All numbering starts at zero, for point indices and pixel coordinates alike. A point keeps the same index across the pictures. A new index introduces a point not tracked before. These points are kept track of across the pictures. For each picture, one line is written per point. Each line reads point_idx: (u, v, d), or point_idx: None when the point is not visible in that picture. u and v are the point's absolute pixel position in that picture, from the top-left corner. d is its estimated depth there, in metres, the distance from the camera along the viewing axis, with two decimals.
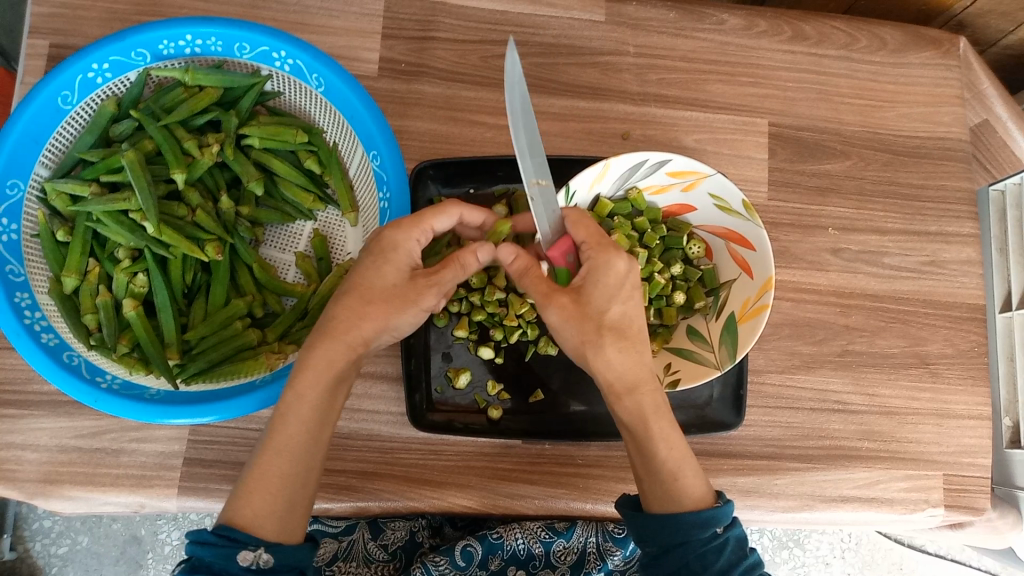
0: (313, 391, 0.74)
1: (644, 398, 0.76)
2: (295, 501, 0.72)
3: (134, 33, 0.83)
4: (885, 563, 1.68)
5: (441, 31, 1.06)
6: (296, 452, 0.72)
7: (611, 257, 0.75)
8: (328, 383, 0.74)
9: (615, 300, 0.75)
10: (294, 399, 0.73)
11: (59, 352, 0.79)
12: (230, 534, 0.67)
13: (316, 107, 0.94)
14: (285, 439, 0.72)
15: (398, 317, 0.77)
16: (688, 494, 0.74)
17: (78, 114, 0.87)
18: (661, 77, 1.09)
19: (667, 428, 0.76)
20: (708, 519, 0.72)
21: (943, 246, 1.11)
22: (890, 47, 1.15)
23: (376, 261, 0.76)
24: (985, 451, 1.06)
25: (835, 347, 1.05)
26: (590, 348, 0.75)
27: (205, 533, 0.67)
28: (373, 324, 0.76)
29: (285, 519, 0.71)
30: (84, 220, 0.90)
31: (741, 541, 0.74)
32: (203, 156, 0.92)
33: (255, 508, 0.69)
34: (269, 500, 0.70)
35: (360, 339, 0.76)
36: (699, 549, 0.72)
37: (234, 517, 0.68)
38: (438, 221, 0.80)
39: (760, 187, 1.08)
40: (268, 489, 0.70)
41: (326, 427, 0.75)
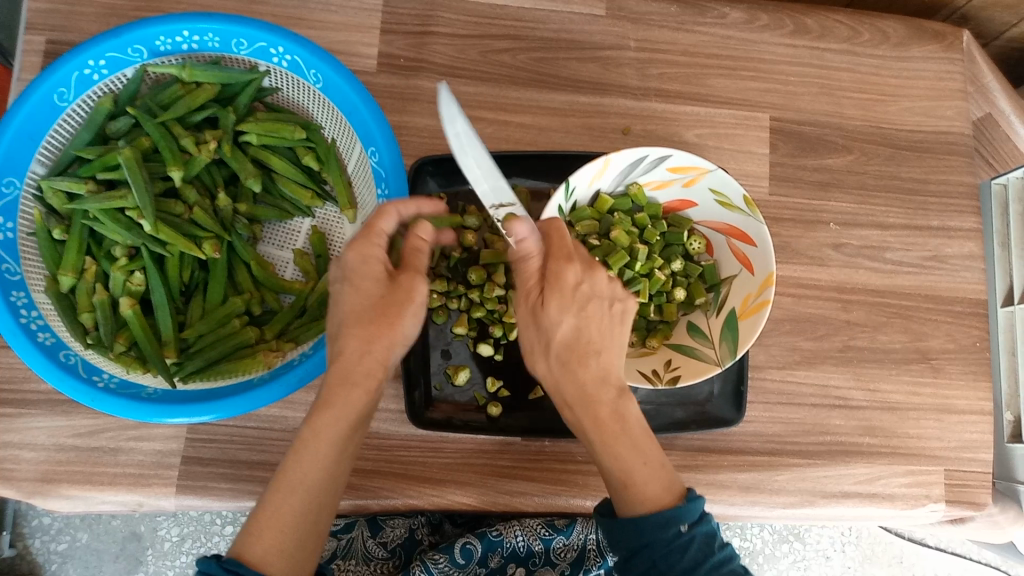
0: (332, 427, 0.70)
1: (591, 410, 0.74)
2: (307, 538, 0.68)
3: (130, 29, 0.82)
4: (885, 556, 1.68)
5: (440, 26, 1.05)
6: (309, 488, 0.68)
7: (560, 269, 0.75)
8: (350, 422, 0.70)
9: (562, 312, 0.74)
10: (311, 435, 0.69)
11: (56, 352, 0.78)
12: (238, 571, 0.63)
13: (313, 103, 0.93)
14: (297, 476, 0.68)
15: (405, 321, 0.73)
16: (642, 501, 0.71)
17: (74, 111, 0.86)
18: (663, 71, 1.08)
19: (614, 438, 0.73)
20: (669, 518, 0.69)
21: (945, 240, 1.11)
22: (892, 41, 1.14)
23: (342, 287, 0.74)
24: (986, 446, 1.06)
25: (836, 342, 1.05)
26: (538, 356, 0.77)
27: (207, 564, 0.63)
28: (383, 341, 0.72)
29: (297, 559, 0.67)
30: (80, 218, 0.89)
31: (710, 539, 0.70)
32: (200, 154, 0.91)
33: (265, 546, 0.65)
34: (280, 537, 0.66)
35: (379, 364, 0.72)
36: (663, 549, 0.69)
37: (244, 552, 0.64)
38: (388, 225, 0.76)
39: (761, 182, 1.07)
40: (279, 525, 0.66)
41: (346, 461, 0.72)
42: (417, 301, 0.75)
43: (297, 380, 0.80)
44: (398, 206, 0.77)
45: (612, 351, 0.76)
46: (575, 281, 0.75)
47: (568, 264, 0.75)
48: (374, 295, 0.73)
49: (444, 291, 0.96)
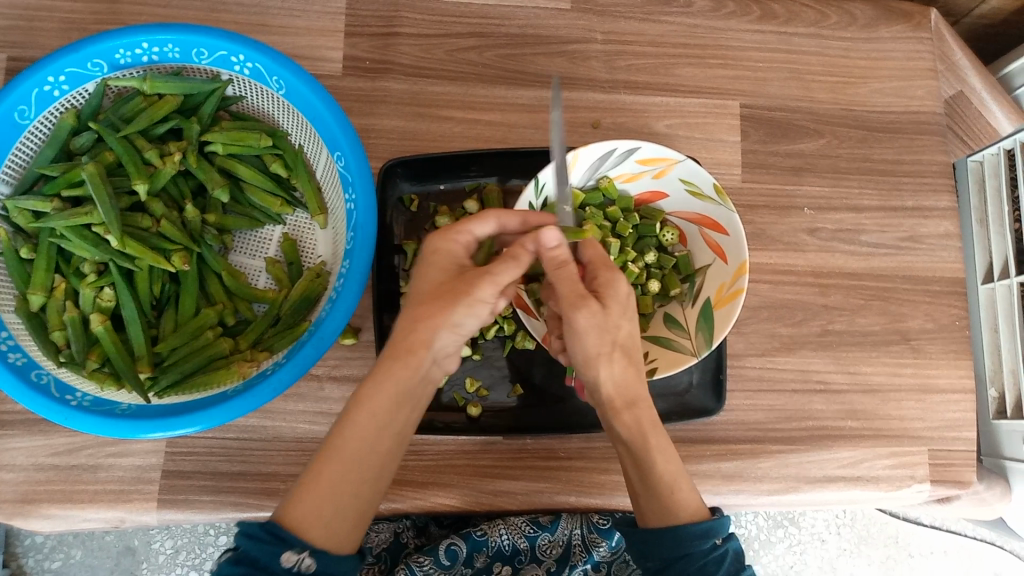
0: (379, 400, 0.73)
1: (641, 411, 0.80)
2: (345, 510, 0.70)
3: (89, 43, 0.82)
4: (880, 537, 1.68)
5: (404, 26, 1.05)
6: (351, 460, 0.72)
7: (616, 277, 0.79)
8: (394, 397, 0.74)
9: (626, 317, 0.78)
10: (358, 406, 0.73)
11: (28, 371, 0.78)
12: (278, 533, 0.66)
13: (278, 109, 0.93)
14: (341, 447, 0.72)
15: (454, 310, 0.74)
16: (684, 507, 0.77)
17: (36, 129, 0.85)
18: (630, 63, 1.08)
19: (662, 440, 0.79)
20: (707, 531, 0.75)
21: (920, 220, 1.10)
22: (860, 23, 1.14)
23: (420, 268, 0.79)
24: (969, 424, 1.06)
25: (815, 327, 1.05)
26: (603, 360, 0.77)
27: (253, 527, 0.66)
28: (430, 323, 0.74)
29: (333, 527, 0.69)
30: (48, 235, 0.88)
31: (738, 555, 0.77)
32: (165, 166, 0.91)
33: (303, 511, 0.68)
34: (318, 503, 0.69)
35: (420, 343, 0.75)
36: (701, 560, 0.74)
37: (285, 517, 0.68)
38: (477, 228, 0.80)
39: (734, 170, 1.07)
40: (319, 492, 0.69)
41: (390, 438, 0.74)
42: (478, 298, 0.75)
43: (270, 391, 0.80)
44: (499, 213, 0.80)
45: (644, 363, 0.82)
46: (629, 291, 0.79)
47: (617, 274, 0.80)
48: (434, 281, 0.77)
49: None
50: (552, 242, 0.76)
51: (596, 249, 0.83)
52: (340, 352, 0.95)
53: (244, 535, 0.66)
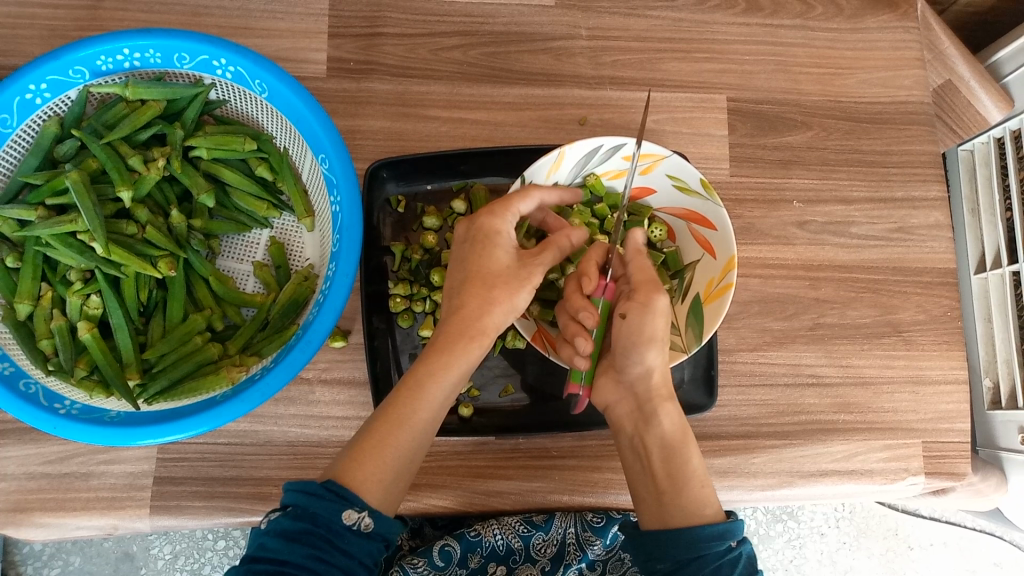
0: (447, 372, 0.75)
1: (677, 409, 0.86)
2: (400, 474, 0.73)
3: (68, 51, 0.81)
4: (880, 529, 1.68)
5: (388, 27, 1.04)
6: (415, 428, 0.74)
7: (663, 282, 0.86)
8: (461, 371, 0.76)
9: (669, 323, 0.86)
10: (428, 375, 0.75)
11: (15, 381, 0.78)
12: (344, 492, 0.67)
13: (261, 112, 0.93)
14: (410, 414, 0.73)
15: (519, 297, 0.78)
16: (712, 502, 0.80)
17: (20, 136, 0.86)
18: (616, 59, 1.07)
19: (692, 439, 0.85)
20: (723, 532, 0.76)
21: (910, 211, 1.10)
22: (847, 13, 1.13)
23: (483, 247, 0.79)
24: (963, 415, 1.05)
25: (806, 321, 1.04)
26: (656, 352, 0.82)
27: (314, 484, 0.67)
28: (500, 306, 0.77)
29: (387, 490, 0.71)
30: (33, 244, 0.88)
31: (750, 561, 0.78)
32: (149, 172, 0.90)
33: (367, 472, 0.70)
34: (381, 466, 0.71)
35: (490, 326, 0.78)
36: (715, 562, 0.75)
37: (345, 475, 0.69)
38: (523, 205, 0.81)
39: (722, 164, 1.06)
40: (382, 454, 0.71)
41: (445, 410, 0.77)
42: (535, 285, 0.79)
43: (258, 397, 0.80)
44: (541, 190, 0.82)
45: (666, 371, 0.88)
46: None
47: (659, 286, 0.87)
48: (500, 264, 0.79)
49: (407, 295, 0.96)
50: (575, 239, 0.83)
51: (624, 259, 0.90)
52: (329, 355, 0.95)
53: (302, 491, 0.67)
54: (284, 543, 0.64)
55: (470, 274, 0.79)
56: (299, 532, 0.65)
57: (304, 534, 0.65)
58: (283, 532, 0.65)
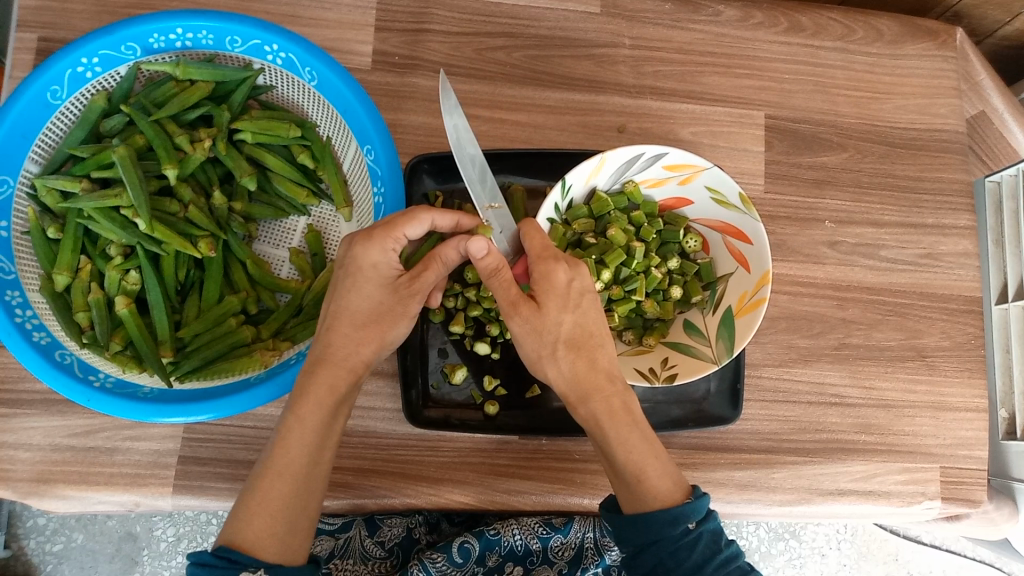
0: (316, 415, 0.75)
1: (598, 403, 0.78)
2: (296, 523, 0.73)
3: (124, 26, 0.82)
4: (880, 553, 1.69)
5: (434, 24, 1.05)
6: (295, 474, 0.74)
7: (551, 270, 0.78)
8: (328, 410, 0.76)
9: (566, 310, 0.78)
10: (295, 423, 0.75)
11: (52, 351, 0.78)
12: (232, 556, 0.67)
13: (308, 100, 0.93)
14: (283, 464, 0.73)
15: (393, 330, 0.80)
16: (650, 494, 0.76)
17: (67, 109, 0.85)
18: (658, 69, 1.08)
19: (623, 431, 0.78)
20: (677, 517, 0.73)
21: (940, 238, 1.11)
22: (886, 39, 1.15)
23: (355, 282, 0.77)
24: (982, 443, 1.06)
25: (832, 340, 1.05)
26: (546, 361, 0.79)
27: (204, 555, 0.67)
28: (370, 344, 0.79)
29: (288, 541, 0.72)
30: (76, 216, 0.89)
31: (716, 533, 0.75)
32: (195, 152, 0.91)
33: (257, 530, 0.70)
34: (270, 522, 0.71)
35: (361, 363, 0.79)
36: (672, 545, 0.73)
37: (237, 540, 0.69)
38: (411, 230, 0.77)
39: (756, 179, 1.07)
40: (269, 511, 0.71)
41: (326, 447, 0.77)
42: (409, 316, 0.81)
43: (296, 378, 0.80)
44: (433, 214, 0.78)
45: (609, 343, 0.81)
46: (569, 278, 0.79)
47: (557, 264, 0.78)
48: (373, 300, 0.78)
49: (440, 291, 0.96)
50: (479, 253, 0.76)
51: (539, 238, 0.81)
52: None
53: (195, 564, 0.67)
54: None
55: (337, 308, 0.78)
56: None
57: None
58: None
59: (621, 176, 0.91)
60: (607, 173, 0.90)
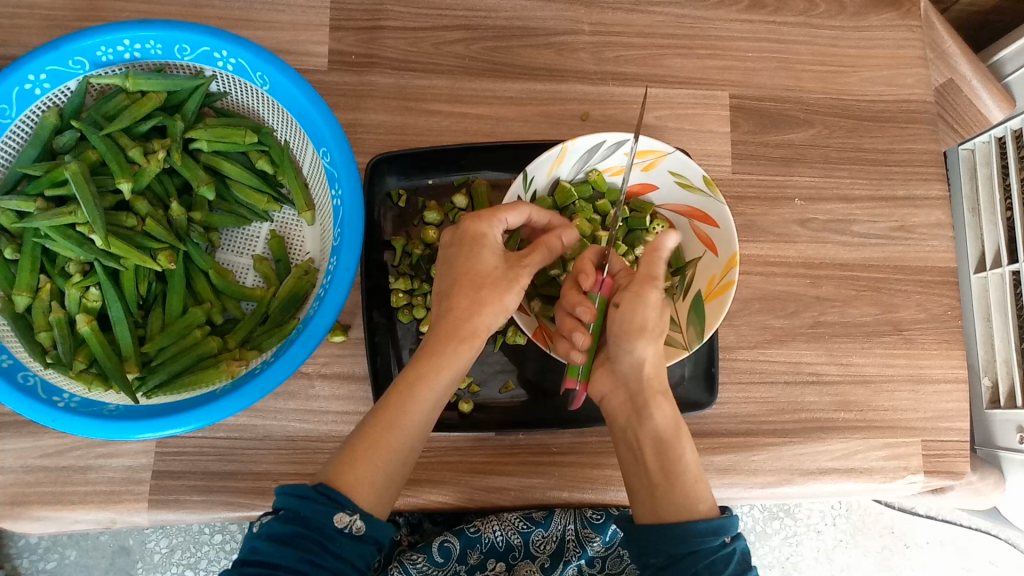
0: (440, 376, 0.79)
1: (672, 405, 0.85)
2: (392, 475, 0.75)
3: (69, 41, 0.81)
4: (876, 527, 1.69)
5: (390, 20, 1.04)
6: (406, 430, 0.76)
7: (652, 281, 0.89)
8: (453, 370, 0.79)
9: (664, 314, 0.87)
10: (416, 378, 0.78)
11: (13, 373, 0.77)
12: (336, 494, 0.69)
13: (262, 105, 0.92)
14: (400, 416, 0.76)
15: (510, 298, 0.81)
16: (704, 500, 0.79)
17: (17, 128, 0.85)
18: (618, 54, 1.07)
19: (687, 435, 0.84)
20: (718, 528, 0.76)
21: (912, 210, 1.10)
22: (850, 11, 1.13)
23: (473, 249, 0.82)
24: (962, 414, 1.05)
25: (807, 318, 1.04)
26: (653, 340, 0.83)
27: (304, 488, 0.68)
28: (493, 307, 0.81)
29: (381, 490, 0.73)
30: (32, 236, 0.88)
31: (745, 555, 0.77)
32: (149, 164, 0.89)
33: (358, 474, 0.72)
34: (373, 468, 0.73)
35: (478, 327, 0.81)
36: (709, 557, 0.75)
37: (339, 478, 0.71)
38: (514, 215, 0.83)
39: (723, 161, 1.06)
40: (376, 456, 0.73)
41: (437, 411, 0.80)
42: (525, 286, 0.82)
43: (259, 390, 0.79)
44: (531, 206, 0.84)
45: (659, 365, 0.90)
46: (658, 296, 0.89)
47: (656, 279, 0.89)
48: (490, 266, 0.82)
49: (408, 290, 0.96)
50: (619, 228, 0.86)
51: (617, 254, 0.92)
52: (329, 350, 0.95)
53: (291, 494, 0.68)
54: (275, 547, 0.65)
55: (460, 275, 0.82)
56: (288, 536, 0.66)
57: (296, 538, 0.66)
58: (275, 535, 0.66)
59: (583, 165, 0.91)
60: (567, 165, 0.89)
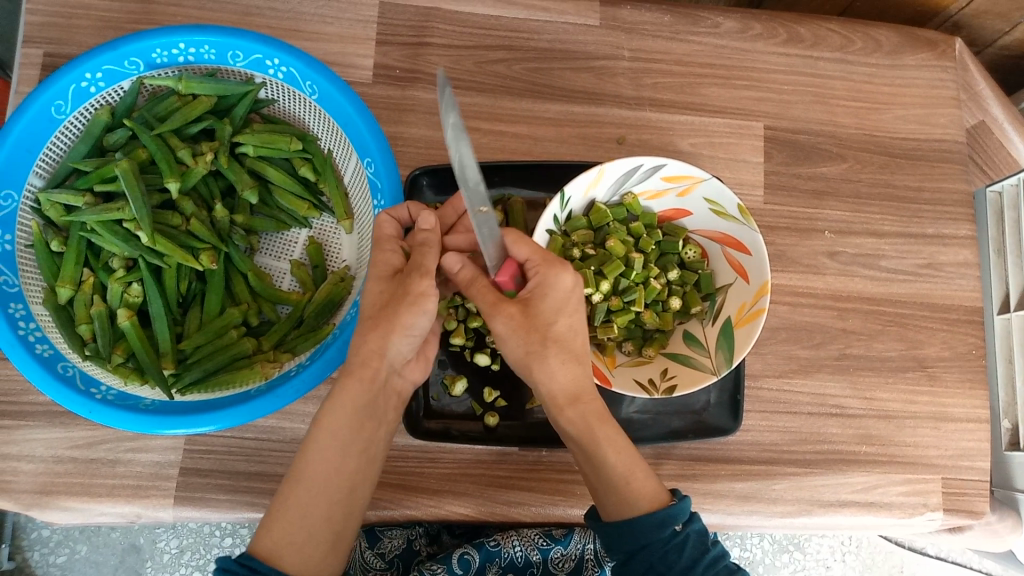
0: (340, 423, 0.76)
1: (587, 407, 0.79)
2: (317, 533, 0.74)
3: (128, 42, 0.83)
4: (885, 565, 1.68)
5: (435, 37, 1.06)
6: (317, 485, 0.75)
7: (555, 275, 0.76)
8: (353, 414, 0.76)
9: (560, 314, 0.77)
10: (321, 432, 0.76)
11: (54, 363, 0.78)
12: (251, 563, 0.70)
13: (309, 114, 0.94)
14: (312, 473, 0.75)
15: (400, 313, 0.75)
16: (643, 496, 0.78)
17: (71, 124, 0.86)
18: (657, 81, 1.09)
19: (614, 434, 0.79)
20: (664, 519, 0.76)
21: (940, 248, 1.11)
22: (885, 50, 1.15)
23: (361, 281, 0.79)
24: (983, 454, 1.05)
25: (833, 350, 1.05)
26: (537, 356, 0.77)
27: (227, 560, 0.69)
28: (377, 331, 0.75)
29: (306, 550, 0.73)
30: (78, 230, 0.89)
31: (702, 534, 0.78)
32: (197, 166, 0.92)
33: (275, 538, 0.72)
34: (288, 530, 0.73)
35: (373, 353, 0.76)
36: (662, 548, 0.76)
37: (258, 546, 0.72)
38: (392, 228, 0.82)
39: (756, 191, 1.07)
40: (289, 518, 0.73)
41: (355, 457, 0.77)
42: (419, 297, 0.75)
43: (297, 391, 0.80)
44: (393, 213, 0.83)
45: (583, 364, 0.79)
46: (571, 287, 0.77)
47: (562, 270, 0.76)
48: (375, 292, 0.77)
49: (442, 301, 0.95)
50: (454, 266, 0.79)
51: (526, 243, 0.77)
52: None
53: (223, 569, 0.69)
54: None
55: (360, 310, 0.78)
56: None
57: None
58: None
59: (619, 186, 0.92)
60: (604, 186, 0.90)
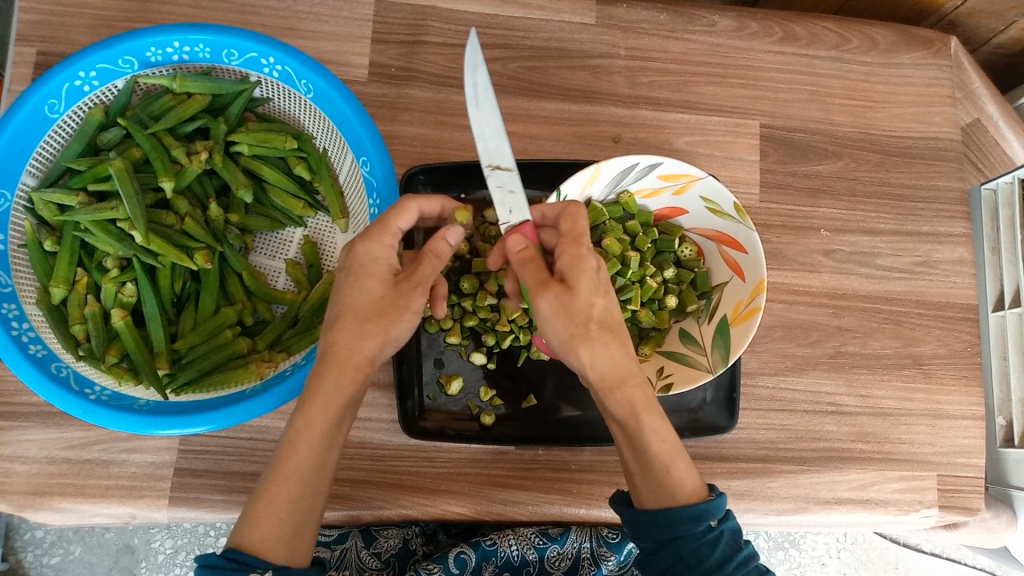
0: (323, 416, 0.71)
1: (635, 390, 0.73)
2: (303, 523, 0.69)
3: (122, 40, 0.82)
4: (880, 562, 1.68)
5: (430, 35, 1.06)
6: (303, 478, 0.69)
7: (583, 254, 0.75)
8: (338, 406, 0.71)
9: (599, 294, 0.74)
10: (303, 425, 0.70)
11: (47, 364, 0.78)
12: (239, 559, 0.64)
13: (304, 113, 0.93)
14: (298, 466, 0.69)
15: (399, 326, 0.74)
16: (681, 487, 0.72)
17: (65, 123, 0.86)
18: (652, 79, 1.09)
19: (657, 420, 0.73)
20: (701, 513, 0.70)
21: (935, 246, 1.11)
22: (881, 48, 1.15)
23: (356, 276, 0.74)
24: (979, 451, 1.06)
25: (828, 348, 1.05)
26: (579, 340, 0.73)
27: (213, 557, 0.65)
28: (375, 338, 0.73)
29: (294, 543, 0.68)
30: (72, 229, 0.89)
31: (735, 533, 0.73)
32: (192, 164, 0.91)
33: (264, 533, 0.67)
34: (277, 524, 0.67)
35: (367, 359, 0.73)
36: (694, 542, 0.71)
37: (243, 540, 0.66)
38: (403, 222, 0.78)
39: (751, 189, 1.07)
40: (277, 512, 0.68)
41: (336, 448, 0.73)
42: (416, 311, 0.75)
43: (291, 391, 0.80)
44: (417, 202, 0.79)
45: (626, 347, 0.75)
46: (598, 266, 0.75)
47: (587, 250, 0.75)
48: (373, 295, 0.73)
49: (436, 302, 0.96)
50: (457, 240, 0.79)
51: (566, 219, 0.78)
52: None
53: (204, 566, 0.65)
54: None
55: (344, 306, 0.73)
56: None
57: None
58: None
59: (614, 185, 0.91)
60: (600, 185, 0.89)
